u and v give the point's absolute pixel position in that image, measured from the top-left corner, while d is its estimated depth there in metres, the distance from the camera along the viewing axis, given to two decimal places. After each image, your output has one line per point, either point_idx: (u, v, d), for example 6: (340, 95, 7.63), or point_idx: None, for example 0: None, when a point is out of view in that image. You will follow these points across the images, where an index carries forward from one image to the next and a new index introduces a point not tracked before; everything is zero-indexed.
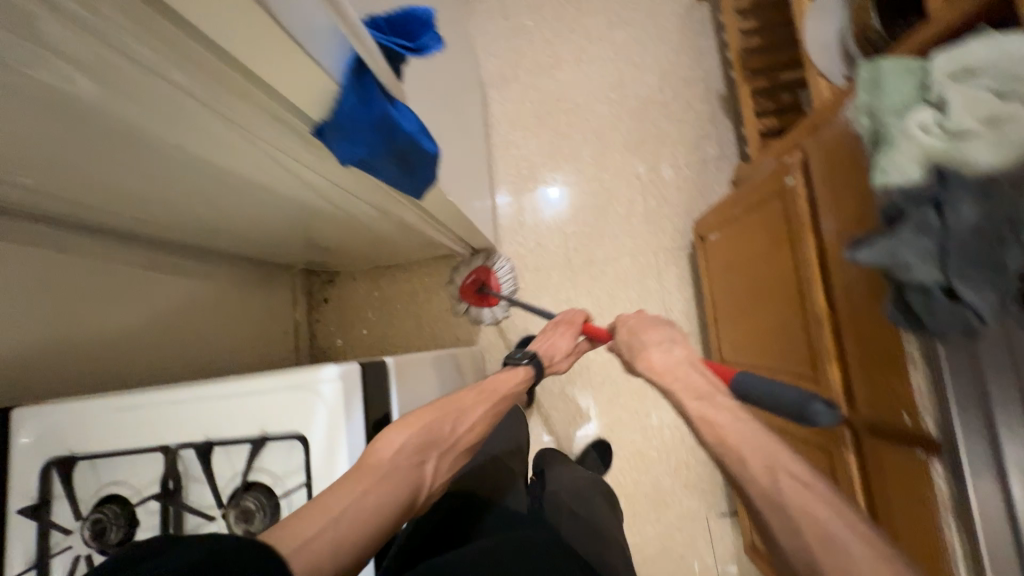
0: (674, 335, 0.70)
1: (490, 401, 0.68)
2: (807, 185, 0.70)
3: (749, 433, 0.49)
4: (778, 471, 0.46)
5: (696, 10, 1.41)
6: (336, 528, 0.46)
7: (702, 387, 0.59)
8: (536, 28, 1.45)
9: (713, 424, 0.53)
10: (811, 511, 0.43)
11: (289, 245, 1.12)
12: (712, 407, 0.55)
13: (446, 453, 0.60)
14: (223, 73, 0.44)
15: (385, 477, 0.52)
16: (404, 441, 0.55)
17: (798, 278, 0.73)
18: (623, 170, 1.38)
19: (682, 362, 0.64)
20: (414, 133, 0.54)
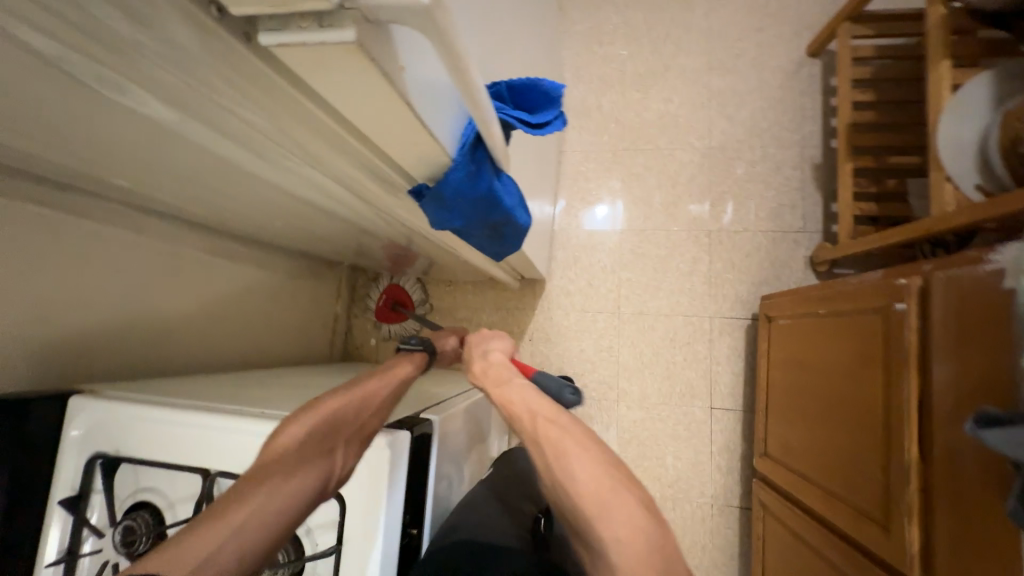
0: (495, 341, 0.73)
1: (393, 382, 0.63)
2: (921, 317, 0.62)
3: (532, 401, 0.57)
4: (535, 418, 0.55)
5: (806, 68, 1.31)
6: (238, 538, 0.42)
7: (505, 374, 0.64)
8: (630, 60, 1.39)
9: (510, 407, 0.58)
10: (547, 436, 0.52)
11: (345, 247, 1.12)
12: (506, 387, 0.61)
13: (354, 437, 0.54)
14: (333, 131, 0.41)
15: (291, 473, 0.48)
16: (304, 433, 0.51)
17: (888, 414, 0.65)
18: (693, 224, 1.31)
19: (497, 359, 0.68)
20: (512, 208, 0.50)
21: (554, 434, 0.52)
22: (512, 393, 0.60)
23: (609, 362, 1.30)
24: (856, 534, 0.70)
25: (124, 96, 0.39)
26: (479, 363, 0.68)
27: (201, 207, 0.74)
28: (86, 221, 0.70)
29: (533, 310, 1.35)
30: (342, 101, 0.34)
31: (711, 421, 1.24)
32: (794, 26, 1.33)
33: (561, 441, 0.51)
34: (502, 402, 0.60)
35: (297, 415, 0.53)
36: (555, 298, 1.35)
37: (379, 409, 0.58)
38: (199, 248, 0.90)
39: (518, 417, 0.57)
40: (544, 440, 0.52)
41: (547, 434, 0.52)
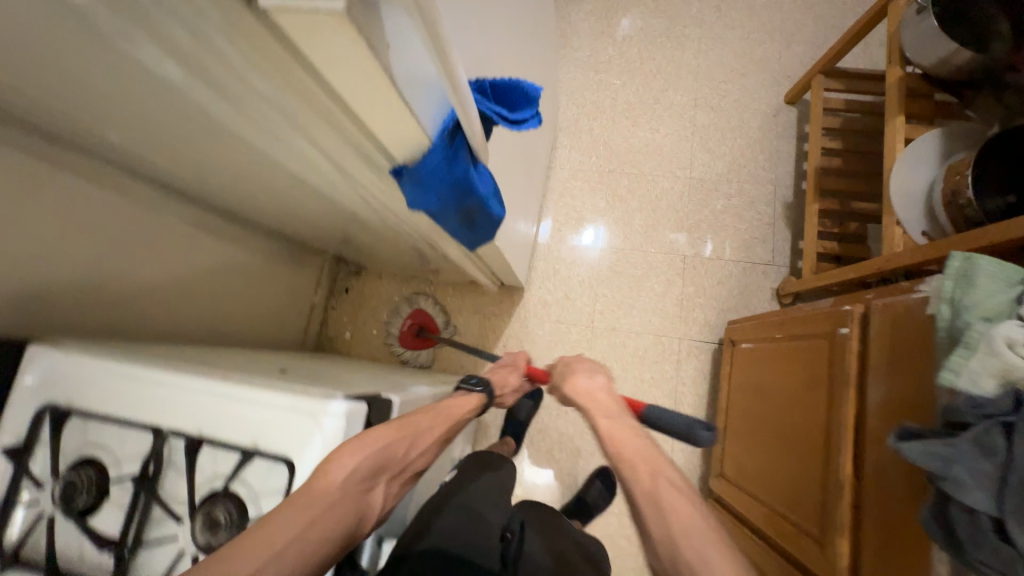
0: (597, 367, 0.73)
1: (444, 425, 0.67)
2: (862, 341, 0.67)
3: (641, 446, 0.57)
4: (659, 476, 0.53)
5: (783, 115, 1.41)
6: (277, 560, 0.46)
7: (609, 406, 0.65)
8: (622, 89, 1.47)
9: (616, 441, 0.59)
10: (673, 508, 0.51)
11: (329, 236, 1.14)
12: (618, 427, 0.61)
13: (396, 477, 0.59)
14: (321, 103, 0.44)
15: (329, 505, 0.50)
16: (356, 465, 0.52)
17: (828, 431, 0.69)
18: (670, 248, 1.36)
19: (603, 390, 0.68)
20: (486, 196, 0.53)
21: (680, 505, 0.51)
22: (625, 437, 0.59)
23: None
24: (795, 550, 0.72)
25: (129, 48, 0.41)
26: (587, 385, 0.68)
27: (193, 175, 0.76)
28: (71, 177, 0.71)
29: (510, 317, 1.37)
30: (330, 69, 0.36)
31: (673, 441, 1.26)
32: (774, 75, 1.43)
33: (691, 519, 0.50)
34: (612, 441, 0.59)
35: (351, 442, 0.52)
36: (533, 307, 1.38)
37: (422, 449, 0.62)
38: (182, 220, 0.90)
39: (632, 467, 0.55)
40: (667, 506, 0.51)
41: (677, 511, 0.51)
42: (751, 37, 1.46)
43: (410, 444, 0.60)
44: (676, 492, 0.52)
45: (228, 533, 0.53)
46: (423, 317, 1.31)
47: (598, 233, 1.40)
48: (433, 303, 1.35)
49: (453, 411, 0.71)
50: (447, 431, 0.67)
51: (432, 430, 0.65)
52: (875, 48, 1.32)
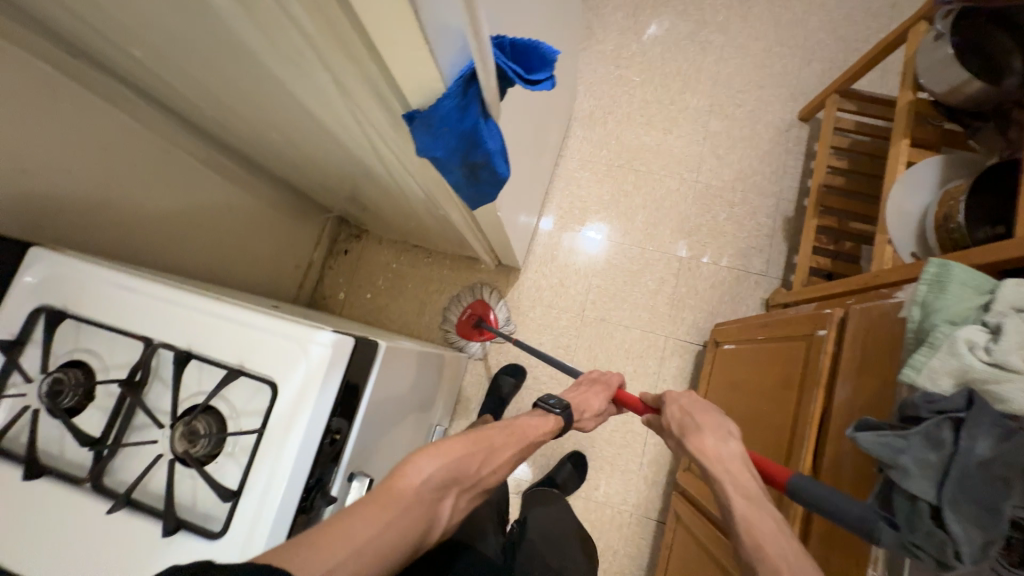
0: (728, 427, 0.68)
1: (518, 444, 0.70)
2: (837, 342, 0.69)
3: (784, 544, 0.51)
4: None
5: (794, 130, 1.43)
6: (358, 557, 0.46)
7: (750, 485, 0.59)
8: (640, 86, 1.48)
9: (752, 527, 0.54)
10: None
11: (334, 192, 1.16)
12: (758, 510, 0.56)
13: (467, 490, 0.61)
14: (343, 34, 0.45)
15: (406, 506, 0.53)
16: (432, 471, 0.57)
17: (794, 426, 0.72)
18: (668, 248, 1.38)
19: (738, 456, 0.63)
20: (493, 152, 0.54)
21: None
22: (764, 526, 0.54)
23: (564, 360, 1.34)
24: None
25: None
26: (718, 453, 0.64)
27: (209, 107, 0.77)
28: (87, 94, 0.72)
29: (503, 296, 1.39)
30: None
31: (646, 435, 1.29)
32: (791, 90, 1.45)
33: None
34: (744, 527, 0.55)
35: (428, 450, 0.58)
36: (527, 290, 1.39)
37: (493, 466, 0.65)
38: (192, 154, 0.92)
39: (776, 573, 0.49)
40: None
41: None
42: (773, 51, 1.47)
43: (478, 459, 0.63)
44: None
45: (207, 444, 0.55)
46: (484, 308, 1.30)
47: (595, 230, 1.41)
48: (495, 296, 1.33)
49: (526, 432, 0.72)
50: (520, 451, 0.70)
51: (504, 450, 0.67)
52: (893, 74, 1.34)
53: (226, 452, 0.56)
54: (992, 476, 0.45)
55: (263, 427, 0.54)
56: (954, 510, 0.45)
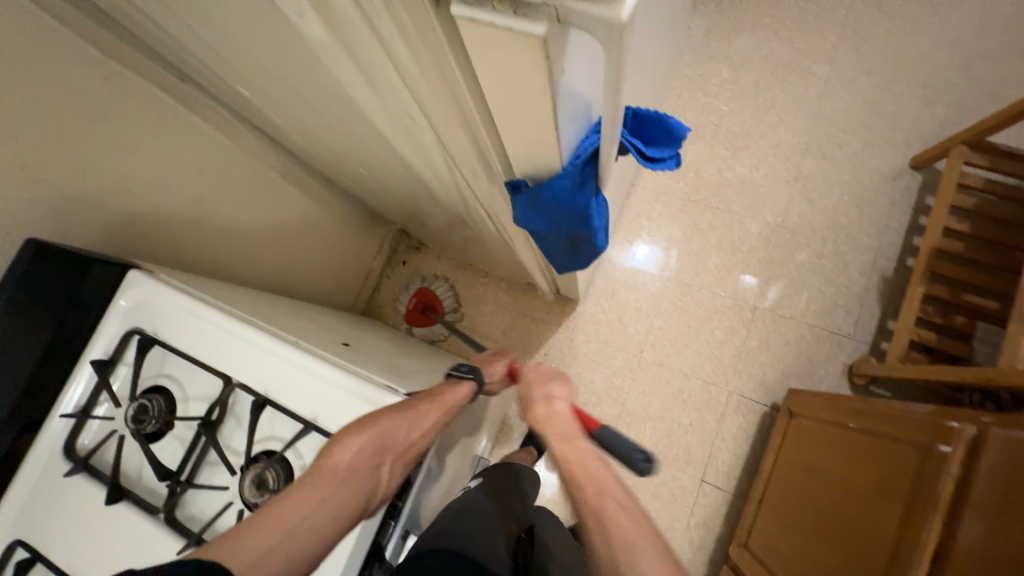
0: (562, 386, 0.71)
1: (445, 405, 0.60)
2: (964, 469, 0.60)
3: (594, 470, 0.57)
4: (604, 495, 0.54)
5: (902, 179, 1.27)
6: (288, 542, 0.46)
7: (570, 428, 0.64)
8: (729, 116, 1.37)
9: (569, 463, 0.58)
10: (618, 525, 0.51)
11: (401, 210, 1.15)
12: (572, 448, 0.61)
13: (403, 457, 0.54)
14: (463, 106, 0.42)
15: (336, 486, 0.50)
16: (357, 447, 0.51)
17: (895, 552, 0.63)
18: (742, 296, 1.28)
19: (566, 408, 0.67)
20: (598, 229, 0.50)
21: (623, 519, 0.51)
22: (577, 456, 0.59)
23: (615, 402, 1.28)
24: None
25: (293, 17, 0.41)
26: (542, 408, 0.67)
27: (297, 135, 0.77)
28: (192, 115, 0.74)
29: (557, 326, 1.34)
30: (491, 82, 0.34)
31: (697, 494, 1.21)
32: (904, 133, 1.29)
33: (631, 532, 0.50)
34: (564, 464, 0.59)
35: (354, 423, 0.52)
36: (582, 323, 1.34)
37: (427, 430, 0.56)
38: (275, 171, 0.93)
39: (580, 484, 0.56)
40: (612, 523, 0.51)
41: (616, 521, 0.51)
42: (887, 88, 1.32)
43: (408, 423, 0.54)
44: (618, 508, 0.52)
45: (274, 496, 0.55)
46: (427, 297, 1.38)
47: (640, 249, 1.35)
48: (443, 285, 1.39)
49: (447, 393, 0.62)
50: (450, 410, 0.61)
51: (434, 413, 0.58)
52: None
53: None
54: None
55: None
56: None
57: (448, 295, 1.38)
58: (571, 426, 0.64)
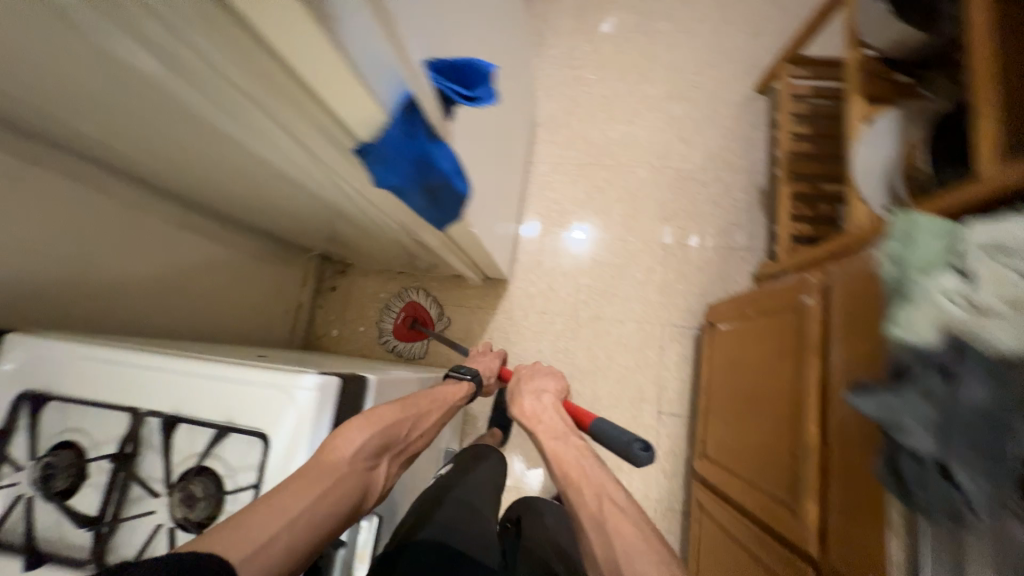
0: (546, 387, 0.86)
1: (440, 408, 0.76)
2: (824, 310, 0.69)
3: (592, 471, 0.64)
4: (602, 497, 0.60)
5: (753, 104, 1.44)
6: (289, 532, 0.45)
7: (556, 427, 0.75)
8: (597, 83, 1.50)
9: (559, 461, 0.67)
10: (618, 527, 0.56)
11: (312, 233, 1.16)
12: (560, 445, 0.70)
13: (395, 457, 0.62)
14: (289, 91, 0.46)
15: (337, 479, 0.51)
16: (362, 442, 0.55)
17: (794, 400, 0.71)
18: (651, 237, 1.39)
19: (548, 407, 0.80)
20: (449, 173, 0.55)
21: (623, 524, 0.56)
22: (569, 457, 0.68)
23: (564, 363, 1.34)
24: (773, 523, 0.73)
25: (106, 41, 0.44)
26: (531, 404, 0.81)
27: (170, 168, 0.77)
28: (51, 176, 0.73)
29: (493, 309, 1.39)
30: (287, 50, 0.38)
31: (658, 426, 1.28)
32: (744, 64, 1.47)
33: (632, 539, 0.54)
34: (557, 465, 0.67)
35: (359, 419, 0.56)
36: (517, 299, 1.39)
37: (425, 431, 0.70)
38: (164, 218, 0.92)
39: (580, 493, 0.61)
40: (614, 527, 0.56)
41: (620, 528, 0.55)
42: (720, 31, 1.50)
43: (417, 423, 0.68)
44: (618, 510, 0.57)
45: (205, 507, 0.54)
46: (417, 311, 1.39)
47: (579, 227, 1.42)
48: (427, 296, 1.39)
49: (447, 397, 0.79)
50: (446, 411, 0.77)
51: (433, 411, 0.73)
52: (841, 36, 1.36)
53: (226, 511, 0.53)
54: (994, 422, 0.43)
55: (260, 479, 0.53)
56: (965, 465, 0.43)
57: (434, 304, 1.39)
58: (559, 425, 0.75)
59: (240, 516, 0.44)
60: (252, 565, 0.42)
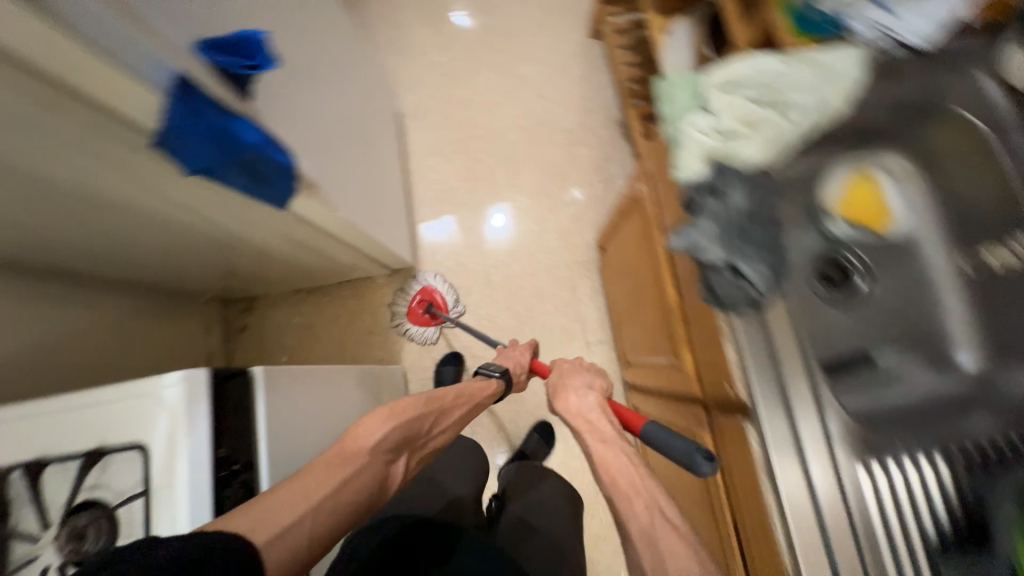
0: (592, 383, 0.78)
1: (469, 404, 0.80)
2: (652, 188, 0.79)
3: (638, 477, 0.58)
4: (655, 512, 0.54)
5: (591, 49, 1.56)
6: (316, 513, 0.53)
7: (606, 431, 0.67)
8: (448, 65, 1.57)
9: (609, 467, 0.60)
10: (669, 545, 0.51)
11: (199, 274, 1.13)
12: (613, 456, 0.61)
13: (414, 453, 0.71)
14: (70, 105, 0.46)
15: (357, 466, 0.60)
16: (382, 433, 0.65)
17: (655, 273, 0.79)
18: (537, 189, 1.47)
19: (595, 408, 0.72)
20: (259, 144, 0.58)
21: (674, 543, 0.51)
22: (617, 465, 0.60)
23: (490, 328, 1.38)
24: (675, 387, 0.80)
25: None
26: (575, 404, 0.74)
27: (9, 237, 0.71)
28: None
29: (410, 298, 1.41)
30: (27, 47, 0.39)
31: (590, 357, 1.35)
32: (574, 17, 1.59)
33: (682, 556, 0.49)
34: (602, 465, 0.61)
35: (383, 413, 0.67)
36: (430, 284, 1.42)
37: (447, 425, 0.78)
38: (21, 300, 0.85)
39: (629, 500, 0.56)
40: (665, 546, 0.51)
41: (671, 548, 0.50)
42: None
43: (441, 417, 0.76)
44: (670, 527, 0.52)
45: (96, 535, 0.53)
46: (432, 295, 1.38)
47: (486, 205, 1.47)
48: (442, 282, 1.39)
49: (475, 394, 0.82)
50: (471, 407, 0.81)
51: (456, 408, 0.78)
52: None
53: (118, 530, 0.52)
54: (756, 220, 0.54)
55: (147, 487, 0.53)
56: (744, 258, 0.53)
57: (446, 288, 1.39)
58: (609, 429, 0.67)
59: (270, 499, 0.51)
60: (276, 545, 0.48)
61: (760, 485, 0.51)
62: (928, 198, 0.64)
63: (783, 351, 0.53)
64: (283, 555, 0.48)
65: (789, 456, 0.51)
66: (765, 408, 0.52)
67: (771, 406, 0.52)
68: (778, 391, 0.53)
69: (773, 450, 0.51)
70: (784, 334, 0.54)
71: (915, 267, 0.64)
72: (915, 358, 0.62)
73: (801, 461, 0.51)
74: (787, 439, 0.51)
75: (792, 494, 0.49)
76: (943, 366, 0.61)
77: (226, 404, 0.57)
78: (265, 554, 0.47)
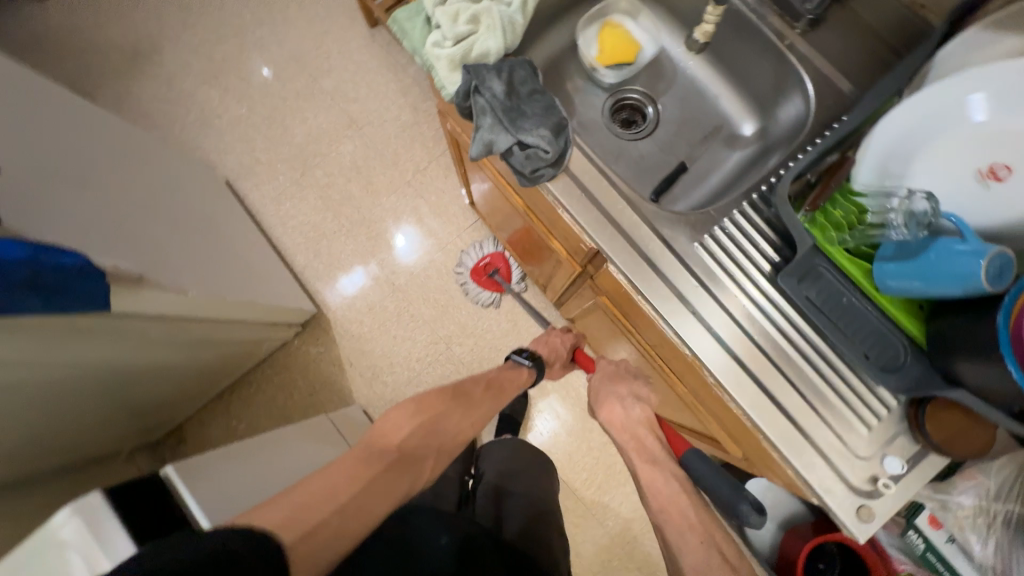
0: (637, 391, 0.75)
1: (495, 398, 0.79)
2: (455, 127, 0.82)
3: (677, 493, 0.60)
4: (709, 540, 0.55)
5: (377, 35, 1.55)
6: (341, 510, 0.54)
7: (654, 446, 0.67)
8: (251, 113, 1.52)
9: (655, 488, 0.62)
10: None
11: (101, 434, 1.03)
12: (655, 470, 0.64)
13: (447, 447, 0.70)
14: None
15: (384, 460, 0.61)
16: (408, 428, 0.66)
17: (505, 196, 0.83)
18: (395, 185, 1.46)
19: (638, 420, 0.71)
20: (26, 257, 0.57)
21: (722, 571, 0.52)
22: (661, 482, 0.62)
23: (418, 326, 1.37)
24: (570, 281, 0.86)
25: None
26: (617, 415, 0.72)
27: None
28: None
29: (332, 341, 1.37)
30: None
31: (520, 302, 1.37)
32: (344, 12, 1.57)
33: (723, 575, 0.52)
34: (644, 481, 0.64)
35: (409, 408, 0.68)
36: (342, 320, 1.38)
37: (476, 423, 0.75)
38: None
39: (682, 535, 0.56)
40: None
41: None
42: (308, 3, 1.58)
43: (465, 406, 0.74)
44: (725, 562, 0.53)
45: None
46: (500, 262, 1.35)
47: (362, 222, 1.44)
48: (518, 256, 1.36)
49: (501, 384, 0.82)
50: (499, 403, 0.80)
51: (485, 401, 0.77)
52: None
53: None
54: (527, 97, 0.60)
55: None
56: (525, 130, 0.57)
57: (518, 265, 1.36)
58: (653, 443, 0.68)
59: (293, 496, 0.53)
60: (303, 542, 0.49)
61: (638, 301, 0.59)
62: (655, 21, 0.73)
63: (596, 190, 0.59)
64: (309, 554, 0.49)
65: (642, 270, 0.58)
66: (608, 245, 0.58)
67: (611, 240, 0.58)
68: (611, 226, 0.59)
69: (624, 274, 0.58)
70: (597, 180, 0.59)
71: (674, 72, 0.73)
72: (713, 145, 0.70)
73: (655, 270, 0.58)
74: (634, 258, 0.58)
75: (657, 295, 0.57)
76: (735, 141, 0.70)
77: (150, 509, 0.55)
78: (295, 550, 0.48)
